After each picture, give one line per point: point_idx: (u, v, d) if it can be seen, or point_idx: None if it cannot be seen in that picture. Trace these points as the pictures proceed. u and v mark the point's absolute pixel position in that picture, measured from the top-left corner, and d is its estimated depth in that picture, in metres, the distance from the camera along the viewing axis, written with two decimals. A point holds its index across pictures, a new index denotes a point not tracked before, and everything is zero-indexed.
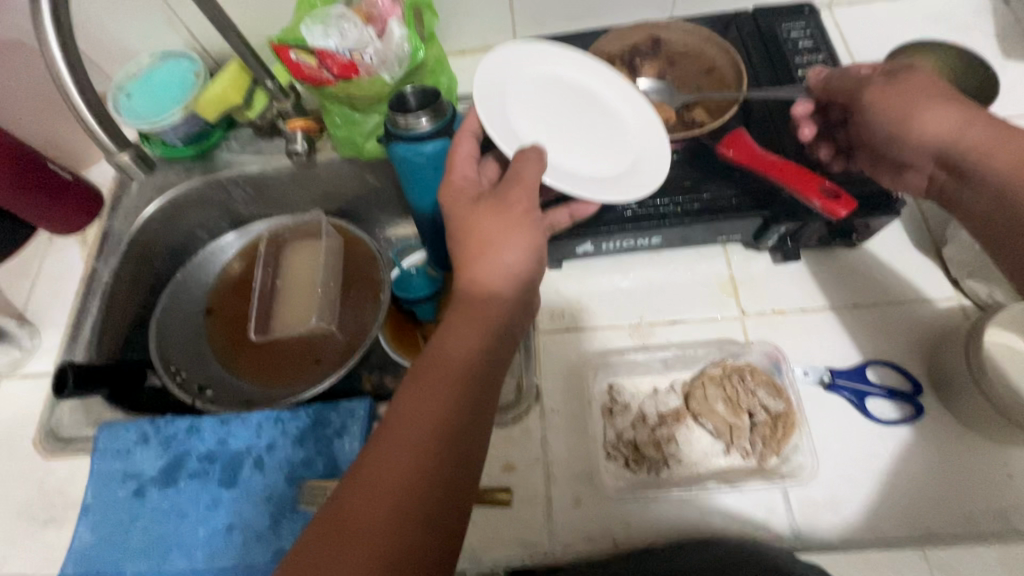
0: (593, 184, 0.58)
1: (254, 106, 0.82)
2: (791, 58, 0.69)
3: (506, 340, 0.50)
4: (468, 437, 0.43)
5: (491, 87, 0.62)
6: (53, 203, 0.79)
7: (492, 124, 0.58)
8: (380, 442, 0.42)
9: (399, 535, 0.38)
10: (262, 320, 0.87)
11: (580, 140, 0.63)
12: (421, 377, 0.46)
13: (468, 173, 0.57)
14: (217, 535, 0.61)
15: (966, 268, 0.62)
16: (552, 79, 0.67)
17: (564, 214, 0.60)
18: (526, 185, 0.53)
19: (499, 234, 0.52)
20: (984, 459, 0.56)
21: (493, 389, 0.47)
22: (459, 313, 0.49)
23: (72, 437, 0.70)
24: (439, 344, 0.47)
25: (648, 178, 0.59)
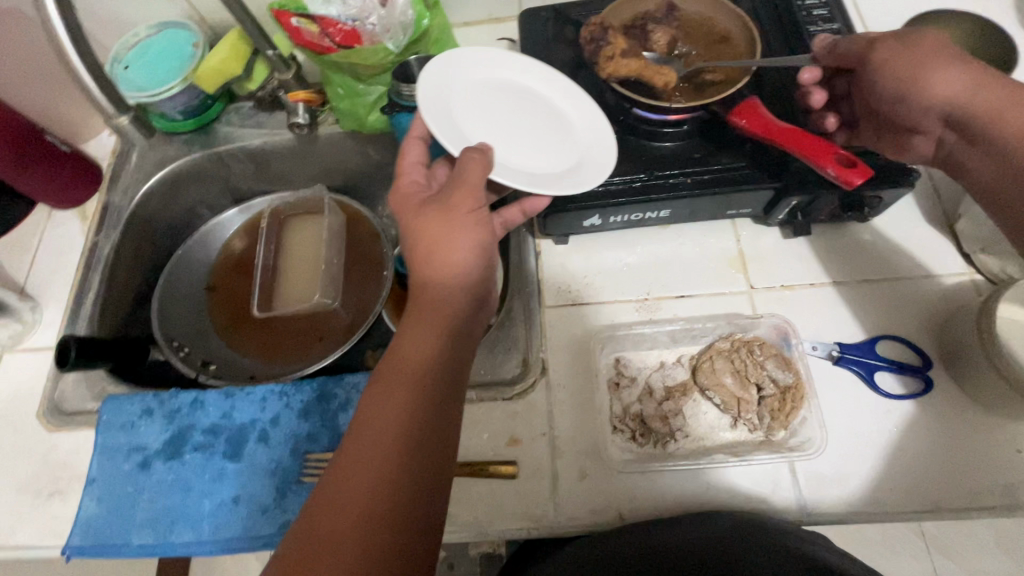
0: (542, 180, 0.57)
1: (255, 78, 0.81)
2: (805, 27, 0.67)
3: (466, 334, 0.50)
4: (433, 436, 0.44)
5: (435, 85, 0.60)
6: (51, 176, 0.78)
7: (435, 121, 0.56)
8: (346, 450, 0.43)
9: (371, 538, 0.39)
10: (265, 296, 0.86)
11: (526, 140, 0.62)
12: (381, 383, 0.46)
13: (417, 178, 0.56)
14: (222, 507, 0.61)
15: (979, 242, 0.61)
16: (496, 81, 0.66)
17: (516, 212, 0.60)
18: (469, 189, 0.51)
19: (445, 235, 0.50)
20: (994, 434, 0.55)
21: (455, 385, 0.47)
22: (416, 314, 0.49)
23: (76, 410, 0.69)
24: (397, 349, 0.47)
25: (597, 173, 0.58)
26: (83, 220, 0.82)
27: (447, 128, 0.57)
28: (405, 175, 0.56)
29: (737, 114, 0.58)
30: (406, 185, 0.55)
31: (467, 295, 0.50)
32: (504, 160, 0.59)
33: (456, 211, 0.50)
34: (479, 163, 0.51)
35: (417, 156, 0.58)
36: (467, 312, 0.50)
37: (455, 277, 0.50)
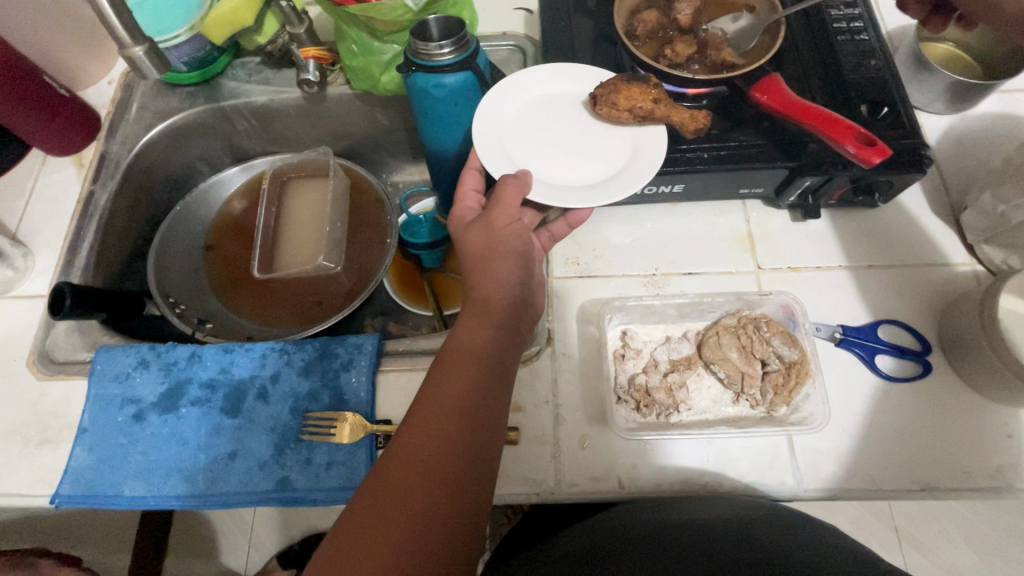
0: (580, 194, 0.60)
1: (265, 30, 0.79)
2: (826, 10, 0.67)
3: (515, 332, 0.54)
4: (485, 420, 0.48)
5: (485, 114, 0.66)
6: (48, 118, 0.75)
7: (483, 151, 0.63)
8: (407, 426, 0.46)
9: (432, 500, 0.43)
10: (266, 258, 0.85)
11: (578, 149, 0.65)
12: (439, 369, 0.50)
13: (471, 205, 0.62)
14: (219, 461, 0.61)
15: (983, 233, 0.62)
16: (551, 93, 0.69)
17: (562, 226, 0.64)
18: (506, 210, 0.57)
19: (489, 250, 0.55)
20: (986, 419, 0.57)
21: (504, 378, 0.51)
22: (471, 309, 0.53)
23: (68, 360, 0.68)
24: (454, 340, 0.52)
25: (634, 179, 0.59)
26: (79, 167, 0.80)
27: (493, 156, 0.63)
28: (461, 204, 0.62)
29: (759, 91, 0.59)
30: (462, 211, 0.61)
31: (516, 298, 0.54)
32: (547, 177, 0.63)
33: (498, 226, 0.56)
34: (513, 186, 0.57)
35: (473, 184, 0.64)
36: (517, 311, 0.54)
37: (505, 282, 0.54)
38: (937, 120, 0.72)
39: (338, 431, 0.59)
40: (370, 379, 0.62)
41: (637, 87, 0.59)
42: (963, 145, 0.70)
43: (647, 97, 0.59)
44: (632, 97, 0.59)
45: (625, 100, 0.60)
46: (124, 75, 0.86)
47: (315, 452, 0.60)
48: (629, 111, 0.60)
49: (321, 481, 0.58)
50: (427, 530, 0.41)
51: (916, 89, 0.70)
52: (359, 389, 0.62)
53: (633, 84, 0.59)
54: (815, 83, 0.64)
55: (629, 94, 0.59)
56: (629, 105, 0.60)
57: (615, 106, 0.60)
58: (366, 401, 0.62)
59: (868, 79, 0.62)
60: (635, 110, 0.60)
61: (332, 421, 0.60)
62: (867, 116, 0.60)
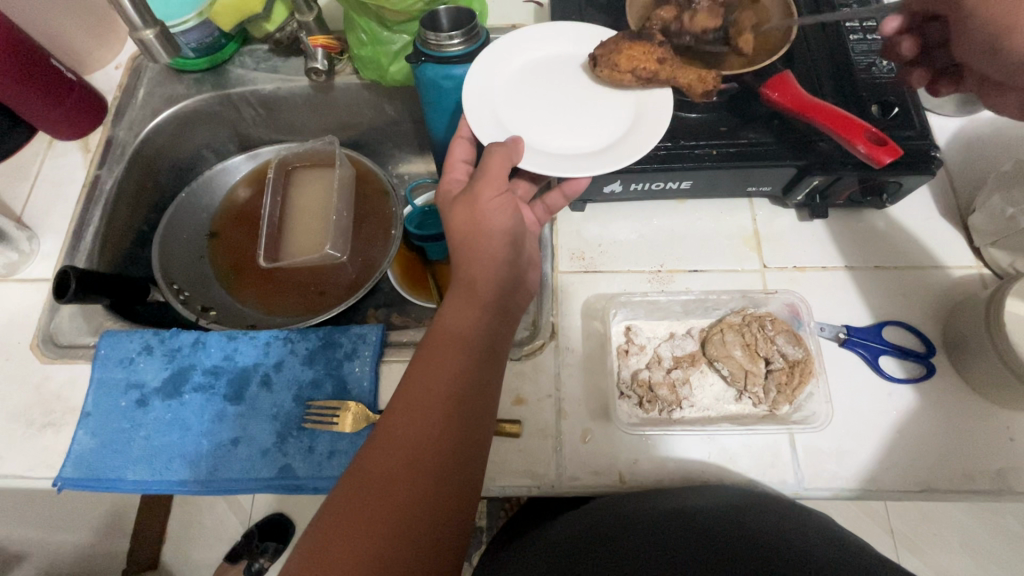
0: (578, 162, 0.59)
1: (273, 19, 0.78)
2: (839, 8, 0.66)
3: (505, 311, 0.54)
4: (473, 401, 0.48)
5: (480, 77, 0.64)
6: (55, 102, 0.75)
7: (475, 116, 0.62)
8: (395, 406, 0.47)
9: (417, 478, 0.43)
10: (272, 246, 0.85)
11: (576, 117, 0.64)
12: (426, 351, 0.50)
13: (458, 176, 0.63)
14: (222, 447, 0.61)
15: (989, 236, 0.62)
16: (547, 56, 0.68)
17: (556, 196, 0.64)
18: (492, 181, 0.56)
19: (474, 230, 0.55)
20: (989, 422, 0.57)
21: (493, 357, 0.51)
22: (458, 291, 0.54)
23: (72, 344, 0.68)
24: (442, 320, 0.52)
25: (634, 148, 0.58)
26: (86, 152, 0.80)
27: (487, 122, 0.62)
28: (449, 175, 0.63)
29: (770, 89, 0.58)
30: (448, 185, 0.62)
31: (505, 278, 0.55)
32: (550, 144, 0.62)
33: (483, 201, 0.56)
34: (500, 155, 0.56)
35: (462, 155, 0.64)
36: (505, 291, 0.55)
37: (490, 261, 0.54)
38: (947, 122, 0.72)
39: (340, 420, 0.59)
40: (373, 369, 0.62)
41: (640, 46, 0.59)
42: (973, 148, 0.70)
43: (654, 57, 0.59)
44: (633, 58, 0.59)
45: (627, 61, 0.59)
46: (131, 60, 0.86)
47: (317, 440, 0.60)
48: (632, 73, 0.60)
49: (323, 469, 0.58)
50: (414, 512, 0.42)
51: (928, 91, 0.70)
52: (362, 378, 0.62)
53: (635, 44, 0.59)
54: (826, 81, 0.63)
55: (631, 55, 0.59)
56: (630, 66, 0.60)
57: (617, 69, 0.60)
58: (369, 391, 0.62)
59: (879, 79, 0.62)
60: (638, 73, 0.60)
61: (334, 410, 0.60)
62: (877, 116, 0.59)
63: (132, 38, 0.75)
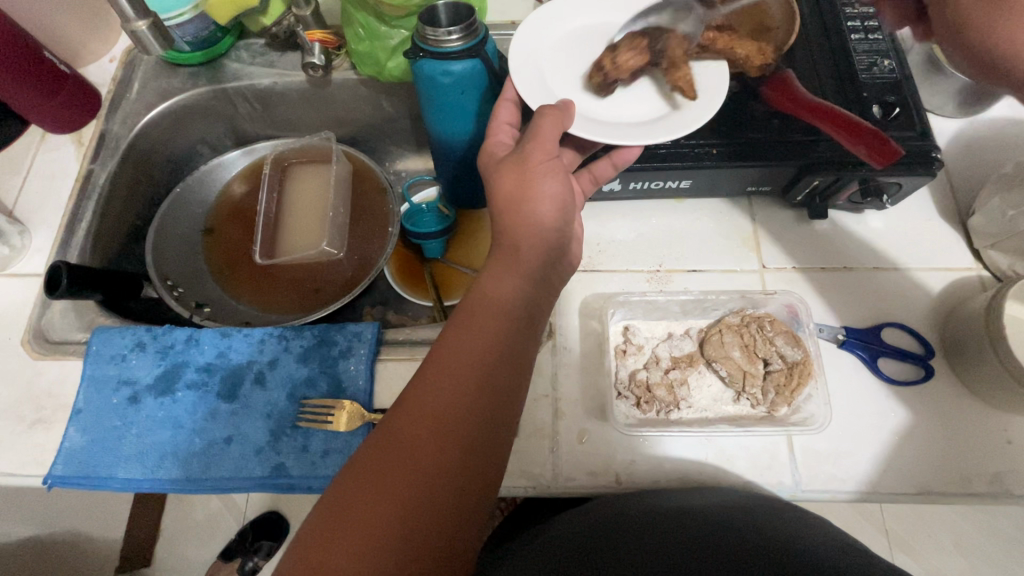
0: (633, 129, 0.59)
1: (270, 13, 0.78)
2: (840, 8, 0.66)
3: (542, 286, 0.54)
4: (509, 371, 0.48)
5: (526, 50, 0.65)
6: (48, 94, 0.74)
7: (524, 85, 0.62)
8: (433, 367, 0.46)
9: (454, 439, 0.43)
10: (268, 243, 0.84)
11: (625, 89, 0.64)
12: (465, 316, 0.50)
13: (503, 140, 0.60)
14: (215, 445, 0.60)
15: (989, 238, 0.61)
16: (591, 28, 0.69)
17: (605, 166, 0.60)
18: (542, 142, 0.54)
19: (522, 190, 0.53)
20: (986, 424, 0.56)
21: (530, 331, 0.51)
22: (500, 257, 0.53)
23: (63, 340, 0.67)
24: (483, 286, 0.52)
25: (690, 117, 0.57)
26: (79, 146, 0.79)
27: (537, 89, 0.62)
28: (492, 137, 0.60)
29: (768, 89, 0.61)
30: (493, 146, 0.59)
31: (548, 250, 0.54)
32: (601, 112, 0.62)
33: (534, 163, 0.54)
34: (552, 119, 0.55)
35: (508, 118, 0.61)
36: (546, 264, 0.54)
37: (534, 231, 0.53)
38: (947, 123, 0.71)
39: (335, 420, 0.58)
40: (368, 368, 0.62)
41: (694, 15, 0.60)
42: (972, 149, 0.70)
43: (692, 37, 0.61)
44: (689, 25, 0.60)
45: (681, 30, 0.60)
46: (126, 53, 0.85)
47: (311, 440, 0.59)
48: (685, 43, 0.61)
49: (316, 469, 0.58)
50: (448, 473, 0.42)
51: (928, 92, 0.70)
52: (357, 377, 0.62)
53: (691, 13, 0.60)
54: (827, 81, 0.63)
55: (633, 49, 0.61)
56: (686, 34, 0.60)
57: (616, 66, 0.61)
58: (364, 390, 0.61)
59: (880, 79, 0.61)
60: (623, 71, 0.61)
61: (329, 409, 0.59)
62: (879, 117, 0.59)
63: (125, 31, 0.68)
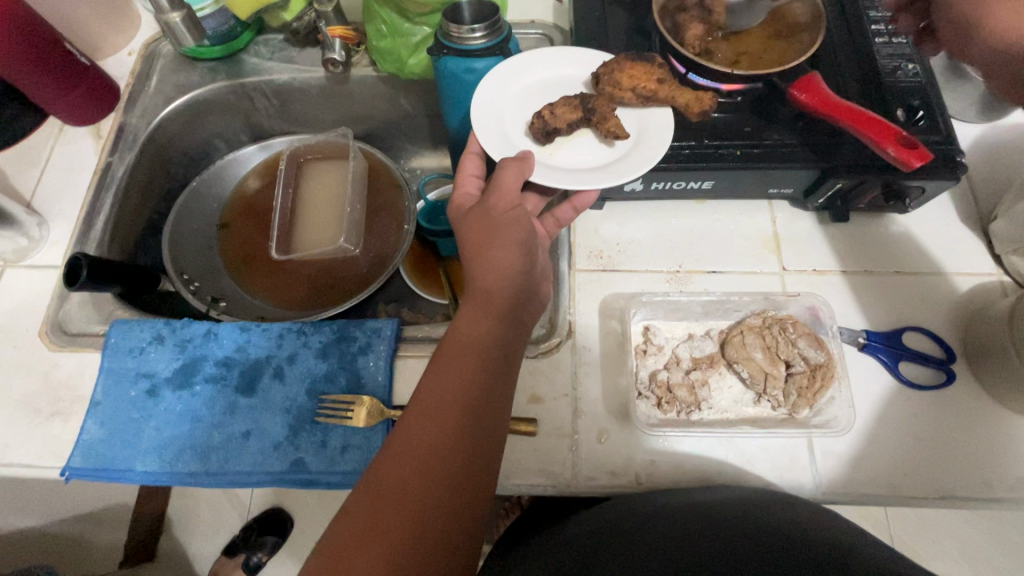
0: (589, 176, 0.59)
1: (291, 9, 0.77)
2: (865, 12, 0.66)
3: (519, 320, 0.53)
4: (485, 413, 0.47)
5: (486, 96, 0.63)
6: (68, 87, 0.74)
7: (487, 136, 0.61)
8: (408, 415, 0.46)
9: (431, 486, 0.43)
10: (284, 239, 0.84)
11: (582, 132, 0.65)
12: (439, 360, 0.49)
13: (470, 190, 0.61)
14: (233, 441, 0.60)
15: (1011, 244, 0.61)
16: (554, 72, 0.67)
17: (567, 210, 0.63)
18: (505, 194, 0.56)
19: (488, 238, 0.54)
20: (1008, 429, 0.56)
21: (507, 366, 0.50)
22: (472, 299, 0.52)
23: (81, 332, 0.67)
24: (455, 329, 0.51)
25: (643, 160, 0.58)
26: (97, 139, 0.79)
27: (497, 138, 0.61)
28: (460, 188, 0.61)
29: (797, 89, 0.58)
30: (461, 198, 0.61)
31: (518, 286, 0.53)
32: (556, 161, 0.63)
33: (497, 212, 0.55)
34: (513, 169, 0.56)
35: (474, 169, 0.62)
36: (520, 300, 0.53)
37: (504, 269, 0.52)
38: (967, 128, 0.71)
39: (354, 415, 0.58)
40: (387, 364, 0.62)
41: (641, 67, 0.59)
42: (993, 155, 0.70)
43: (625, 90, 0.60)
44: (635, 77, 0.59)
45: (628, 79, 0.59)
46: (144, 47, 0.85)
47: (330, 436, 0.59)
48: (631, 92, 0.60)
49: (334, 465, 0.57)
50: (429, 521, 0.42)
51: (950, 97, 0.70)
52: (376, 373, 0.61)
53: (637, 65, 0.60)
54: (851, 83, 0.63)
55: (566, 104, 0.61)
56: (631, 84, 0.60)
57: (556, 118, 0.60)
58: (383, 386, 0.61)
59: (904, 83, 0.61)
60: (563, 123, 0.61)
61: (348, 405, 0.59)
62: (904, 121, 0.59)
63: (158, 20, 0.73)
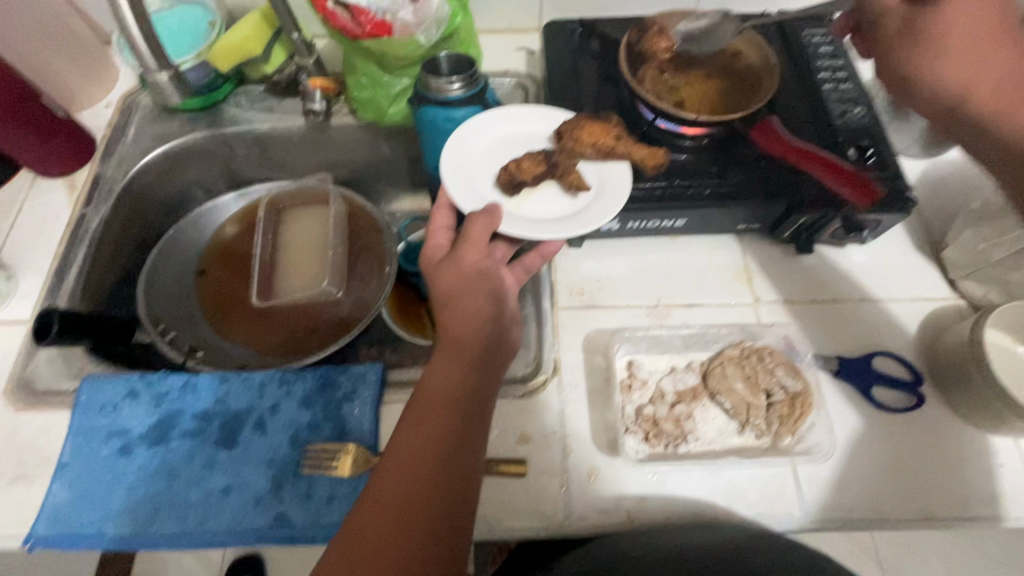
0: (554, 225, 0.61)
1: (272, 61, 0.80)
2: (813, 61, 0.72)
3: (491, 367, 0.52)
4: (459, 462, 0.46)
5: (456, 152, 0.66)
6: (43, 140, 0.73)
7: (456, 191, 0.63)
8: (382, 468, 0.46)
9: (406, 540, 0.42)
10: (265, 285, 0.83)
11: (547, 184, 0.66)
12: (412, 412, 0.49)
13: (441, 242, 0.61)
14: (213, 496, 0.57)
15: (964, 269, 0.66)
16: (524, 129, 0.70)
17: (534, 258, 0.63)
18: (475, 245, 0.55)
19: (456, 287, 0.54)
20: (976, 446, 0.59)
21: (481, 415, 0.50)
22: (443, 348, 0.52)
23: (51, 389, 0.65)
24: (427, 379, 0.51)
25: (604, 211, 0.60)
26: (71, 190, 0.78)
27: (465, 191, 0.63)
28: (431, 241, 0.61)
29: (757, 134, 0.63)
30: (432, 249, 0.60)
31: (489, 334, 0.53)
32: (523, 212, 0.64)
33: (467, 263, 0.55)
34: (480, 222, 0.56)
35: (445, 222, 0.63)
36: (491, 347, 0.53)
37: (473, 318, 0.52)
38: (914, 163, 0.77)
39: (339, 465, 0.56)
40: (373, 410, 0.61)
41: (598, 125, 0.62)
42: (939, 187, 0.75)
43: (586, 146, 0.62)
44: (595, 134, 0.62)
45: (589, 136, 0.62)
46: (122, 99, 0.85)
47: (314, 488, 0.57)
48: (592, 147, 0.63)
49: (320, 517, 0.55)
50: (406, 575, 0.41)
51: (895, 135, 0.75)
52: (362, 420, 0.60)
53: (596, 122, 0.63)
54: (805, 125, 0.67)
55: (532, 158, 0.64)
56: (591, 141, 0.62)
57: (521, 171, 0.63)
58: (369, 432, 0.60)
59: (854, 124, 0.66)
60: (529, 176, 0.63)
61: (333, 453, 0.57)
62: (855, 159, 0.63)
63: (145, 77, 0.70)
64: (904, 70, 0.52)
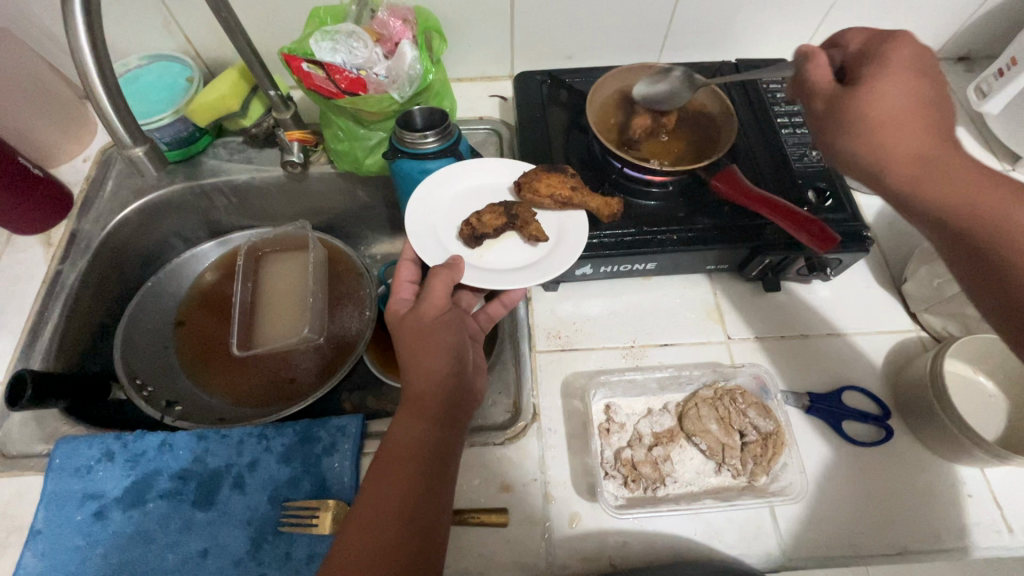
0: (516, 275, 0.64)
1: (250, 115, 0.81)
2: (770, 107, 0.76)
3: (455, 421, 0.53)
4: (424, 519, 0.46)
5: (423, 205, 0.68)
6: (20, 199, 0.73)
7: (420, 244, 0.65)
8: (346, 531, 0.46)
9: None
10: (244, 334, 0.83)
11: (509, 234, 0.69)
12: (376, 470, 0.49)
13: (406, 295, 0.63)
14: (190, 560, 0.57)
15: (923, 302, 0.68)
16: (488, 181, 0.73)
17: (497, 306, 0.66)
18: (437, 299, 0.58)
19: (419, 342, 0.56)
20: (948, 478, 0.60)
21: (445, 469, 0.50)
22: (406, 405, 0.53)
23: (22, 454, 0.63)
24: (391, 436, 0.51)
25: (562, 261, 0.63)
26: (48, 246, 0.78)
27: (431, 243, 0.65)
28: (395, 295, 0.63)
29: (719, 180, 0.65)
30: (395, 304, 0.62)
31: (452, 388, 0.54)
32: (487, 262, 0.66)
33: (429, 317, 0.57)
34: (443, 277, 0.59)
35: (408, 275, 0.65)
36: (454, 401, 0.54)
37: (435, 373, 0.54)
38: (871, 200, 0.81)
39: (320, 521, 0.56)
40: (353, 463, 0.61)
41: (554, 176, 0.65)
42: (897, 221, 0.78)
43: (544, 197, 0.65)
44: (551, 186, 0.64)
45: (545, 188, 0.64)
46: (100, 153, 0.86)
47: (294, 547, 0.56)
48: (549, 198, 0.65)
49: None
50: None
51: None
52: (342, 474, 0.60)
53: (551, 174, 0.65)
54: (766, 169, 0.71)
55: (492, 211, 0.65)
56: (549, 192, 0.64)
57: (482, 224, 0.65)
58: (350, 487, 0.60)
59: (810, 168, 0.70)
60: (490, 229, 0.65)
61: (313, 510, 0.57)
62: (814, 202, 0.66)
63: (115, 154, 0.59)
64: (834, 136, 0.50)
